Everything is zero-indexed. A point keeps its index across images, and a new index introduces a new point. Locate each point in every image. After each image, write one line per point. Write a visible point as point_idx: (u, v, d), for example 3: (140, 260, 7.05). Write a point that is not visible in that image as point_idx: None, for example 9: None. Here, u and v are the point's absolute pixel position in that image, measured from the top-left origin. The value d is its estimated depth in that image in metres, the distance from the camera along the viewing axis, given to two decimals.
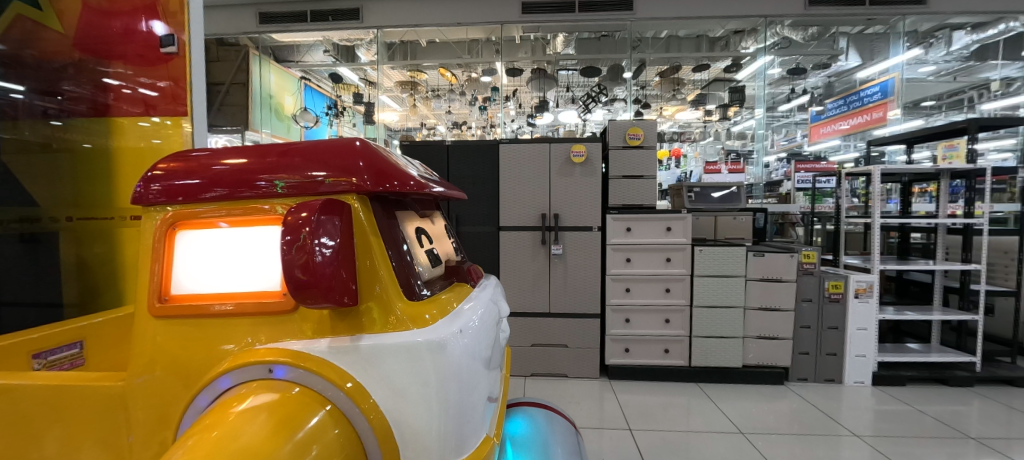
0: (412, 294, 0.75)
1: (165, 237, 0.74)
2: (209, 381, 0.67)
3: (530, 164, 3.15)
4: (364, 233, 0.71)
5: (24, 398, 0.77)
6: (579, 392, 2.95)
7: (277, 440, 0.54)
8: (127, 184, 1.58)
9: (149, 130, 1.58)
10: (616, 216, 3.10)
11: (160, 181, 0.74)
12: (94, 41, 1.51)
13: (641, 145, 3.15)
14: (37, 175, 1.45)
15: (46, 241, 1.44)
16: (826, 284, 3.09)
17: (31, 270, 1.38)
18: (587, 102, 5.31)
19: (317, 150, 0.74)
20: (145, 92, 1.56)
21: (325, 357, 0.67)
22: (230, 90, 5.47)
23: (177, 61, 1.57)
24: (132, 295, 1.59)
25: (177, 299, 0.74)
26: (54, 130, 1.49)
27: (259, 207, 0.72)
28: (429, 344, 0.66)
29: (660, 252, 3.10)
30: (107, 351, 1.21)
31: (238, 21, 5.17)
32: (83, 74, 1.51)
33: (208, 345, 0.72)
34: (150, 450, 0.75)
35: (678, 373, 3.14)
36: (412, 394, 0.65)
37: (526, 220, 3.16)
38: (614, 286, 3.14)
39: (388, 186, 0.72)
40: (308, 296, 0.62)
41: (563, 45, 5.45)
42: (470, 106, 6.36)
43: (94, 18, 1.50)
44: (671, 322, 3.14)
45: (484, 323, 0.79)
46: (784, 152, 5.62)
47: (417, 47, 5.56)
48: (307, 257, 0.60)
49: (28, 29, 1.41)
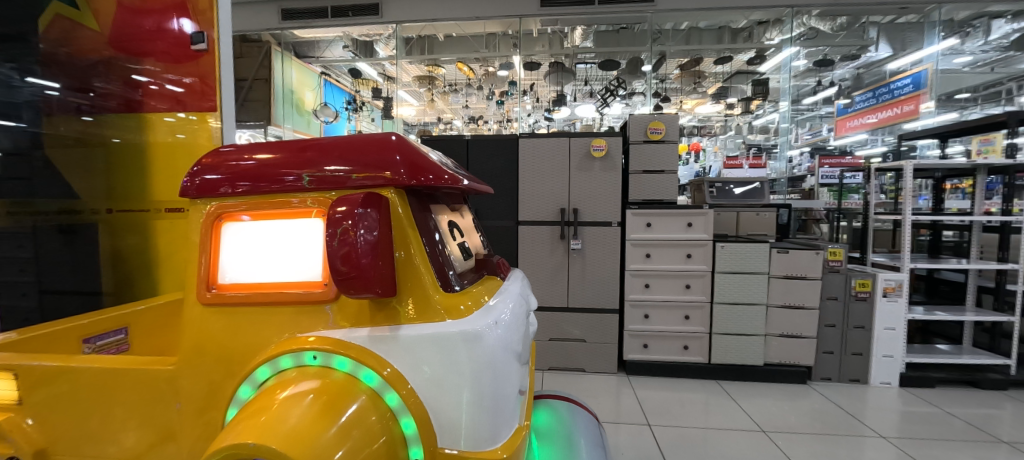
0: (448, 285, 0.76)
1: (210, 229, 0.77)
2: (254, 367, 0.70)
3: (550, 158, 3.14)
4: (401, 225, 0.72)
5: (80, 379, 0.82)
6: (596, 386, 2.96)
7: (321, 425, 0.58)
8: (157, 178, 1.75)
9: (174, 124, 1.71)
10: (635, 211, 3.09)
11: (204, 173, 0.78)
12: (126, 38, 1.68)
13: (662, 139, 3.09)
14: (75, 168, 1.70)
15: (82, 232, 1.69)
16: (852, 282, 3.00)
17: (66, 254, 1.64)
18: (605, 95, 5.24)
19: (354, 144, 0.76)
20: (172, 88, 1.69)
21: (365, 345, 0.69)
22: (254, 86, 5.23)
23: (207, 58, 1.64)
24: (165, 282, 1.78)
25: (222, 288, 0.76)
26: (85, 125, 1.72)
27: (288, 201, 0.74)
28: (465, 334, 0.68)
29: (680, 248, 3.06)
30: (150, 336, 1.28)
31: (261, 17, 5.26)
32: (112, 71, 1.70)
33: (252, 331, 0.74)
34: (196, 431, 0.77)
35: (697, 370, 3.11)
36: (448, 382, 0.68)
37: (544, 214, 3.16)
38: (633, 281, 3.13)
39: (423, 179, 0.74)
40: (350, 287, 0.65)
41: (581, 38, 5.45)
42: (487, 100, 6.51)
43: (127, 17, 1.66)
44: (690, 319, 3.11)
45: (515, 317, 0.80)
46: (807, 146, 5.84)
47: (434, 41, 5.66)
48: (348, 248, 0.63)
49: (66, 26, 1.66)
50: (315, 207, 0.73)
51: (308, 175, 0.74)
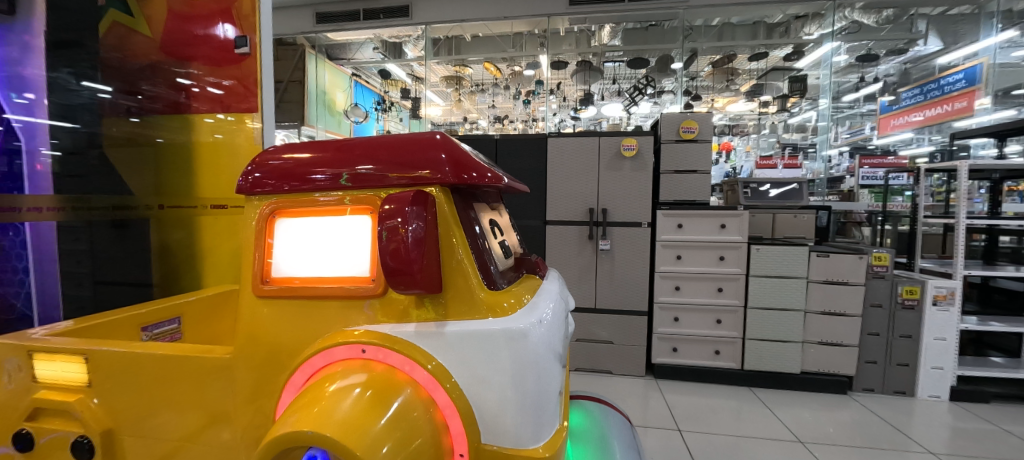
0: (492, 282, 0.77)
1: (266, 225, 0.80)
2: (305, 359, 0.73)
3: (579, 157, 3.11)
4: (447, 222, 0.73)
5: (140, 365, 0.86)
6: (623, 389, 2.92)
7: (370, 419, 0.59)
8: (201, 176, 1.96)
9: (214, 125, 1.92)
10: (666, 212, 3.03)
11: (256, 171, 0.81)
12: (172, 43, 1.85)
13: (695, 138, 3.01)
14: (127, 167, 1.79)
15: (135, 226, 1.81)
16: (898, 289, 2.84)
17: (119, 247, 1.74)
18: (633, 93, 5.15)
19: (400, 143, 0.77)
20: (214, 90, 1.89)
21: (411, 341, 0.70)
22: (289, 87, 5.50)
23: (248, 61, 1.84)
24: (206, 272, 2.00)
25: (275, 282, 0.79)
26: (133, 126, 1.83)
27: (311, 200, 0.78)
28: (510, 332, 0.68)
29: (712, 250, 2.98)
30: (201, 326, 1.35)
31: (296, 21, 5.44)
32: (158, 75, 1.85)
33: (303, 323, 0.77)
34: (248, 417, 0.81)
35: (728, 376, 3.02)
36: (492, 380, 0.68)
37: (573, 214, 3.14)
38: (662, 284, 3.07)
39: (467, 177, 0.75)
40: (399, 283, 0.66)
41: (609, 37, 5.38)
42: (514, 100, 6.52)
43: (175, 22, 1.83)
44: (722, 323, 3.02)
45: (556, 316, 0.79)
46: (847, 145, 5.58)
47: (462, 42, 5.74)
48: (397, 243, 0.64)
49: (122, 33, 1.78)
50: (350, 206, 0.76)
51: (351, 173, 0.76)
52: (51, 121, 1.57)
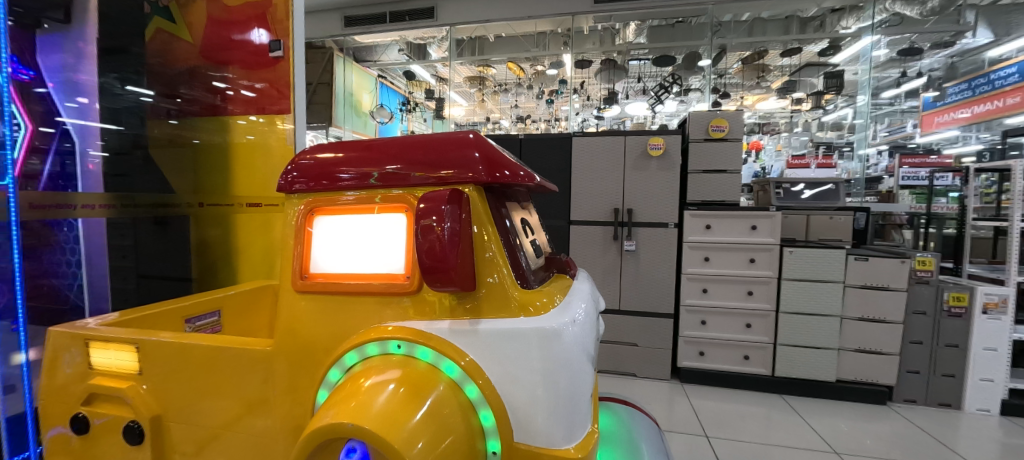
0: (525, 281, 0.77)
1: (304, 223, 0.83)
2: (343, 353, 0.75)
3: (605, 157, 3.08)
4: (481, 220, 0.74)
5: (187, 355, 0.91)
6: (648, 392, 2.87)
7: (406, 413, 0.61)
8: (237, 175, 2.07)
9: (245, 126, 2.03)
10: (694, 212, 2.96)
11: (293, 170, 0.84)
12: (211, 48, 1.97)
13: (725, 137, 2.94)
14: (169, 167, 1.91)
15: (173, 223, 1.87)
16: (944, 296, 2.68)
17: (162, 243, 1.83)
18: (659, 92, 5.05)
19: (434, 142, 0.78)
20: (247, 93, 2.00)
21: (446, 338, 0.71)
22: (318, 90, 5.62)
23: (282, 64, 1.93)
24: (240, 267, 2.10)
25: (313, 277, 0.82)
26: (173, 128, 1.95)
27: (338, 198, 0.81)
28: (544, 331, 0.68)
29: (743, 252, 2.89)
30: (239, 319, 1.40)
31: (325, 25, 5.58)
32: (196, 78, 1.99)
33: (340, 318, 0.79)
34: (287, 407, 0.84)
35: (758, 382, 2.93)
36: (525, 378, 0.68)
37: (597, 214, 3.11)
38: (690, 286, 3.00)
39: (499, 175, 0.75)
40: (436, 280, 0.67)
41: (634, 34, 5.29)
42: (537, 100, 6.50)
43: (214, 28, 1.95)
44: (752, 327, 2.93)
45: (589, 316, 0.79)
46: (887, 143, 5.32)
47: (485, 42, 5.70)
48: (432, 242, 0.65)
49: (166, 39, 1.91)
50: (381, 204, 0.78)
51: (381, 172, 0.78)
52: (101, 124, 1.66)
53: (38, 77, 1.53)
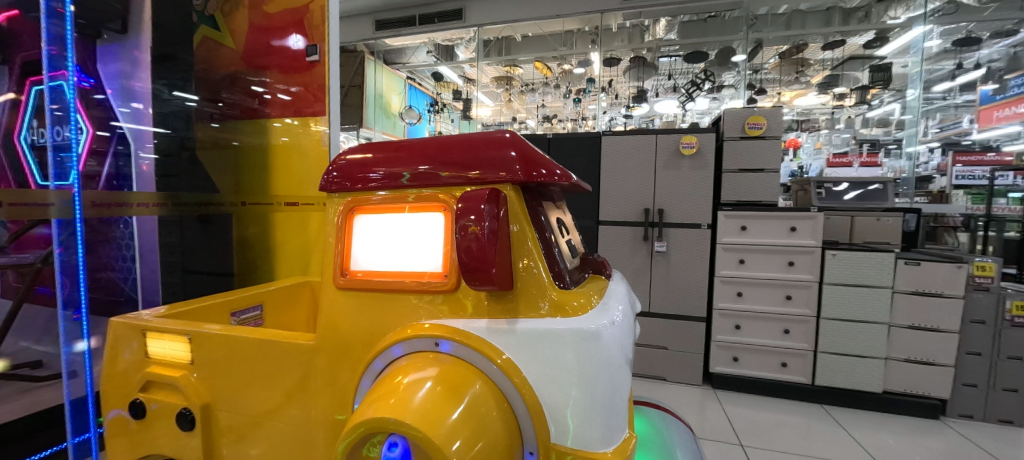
0: (561, 281, 0.77)
1: (345, 222, 0.85)
2: (382, 350, 0.76)
3: (635, 156, 3.03)
4: (519, 219, 0.74)
5: (234, 347, 0.95)
6: (678, 397, 2.80)
7: (444, 410, 0.61)
8: (275, 175, 2.14)
9: (282, 128, 2.10)
10: (728, 213, 2.85)
11: (334, 170, 0.86)
12: (252, 54, 2.05)
13: (762, 135, 2.83)
14: (214, 168, 2.01)
15: (216, 222, 1.95)
16: (1006, 305, 2.49)
17: (206, 240, 1.92)
18: (691, 89, 4.90)
19: (471, 141, 0.78)
20: (283, 97, 2.08)
21: (483, 336, 0.72)
22: (350, 92, 5.77)
23: (318, 68, 1.99)
24: (277, 264, 2.16)
25: (353, 274, 0.84)
26: (215, 131, 2.03)
27: (371, 198, 0.83)
28: (584, 331, 0.67)
29: (781, 255, 2.78)
30: (280, 313, 1.46)
31: (357, 29, 5.67)
32: (237, 84, 2.08)
33: (378, 313, 0.81)
34: (327, 400, 0.86)
35: (796, 390, 2.81)
36: (562, 379, 0.68)
37: (627, 214, 3.06)
38: (723, 289, 2.90)
39: (536, 174, 0.75)
40: (474, 279, 0.68)
41: (665, 30, 5.18)
42: (564, 99, 6.46)
43: (256, 34, 2.03)
44: (790, 334, 2.81)
45: (626, 318, 0.77)
46: (938, 140, 5.00)
47: (512, 42, 5.82)
48: (471, 241, 0.66)
49: (210, 47, 2.04)
50: (415, 204, 0.79)
51: (413, 172, 0.79)
52: (154, 127, 1.81)
53: (99, 84, 1.76)
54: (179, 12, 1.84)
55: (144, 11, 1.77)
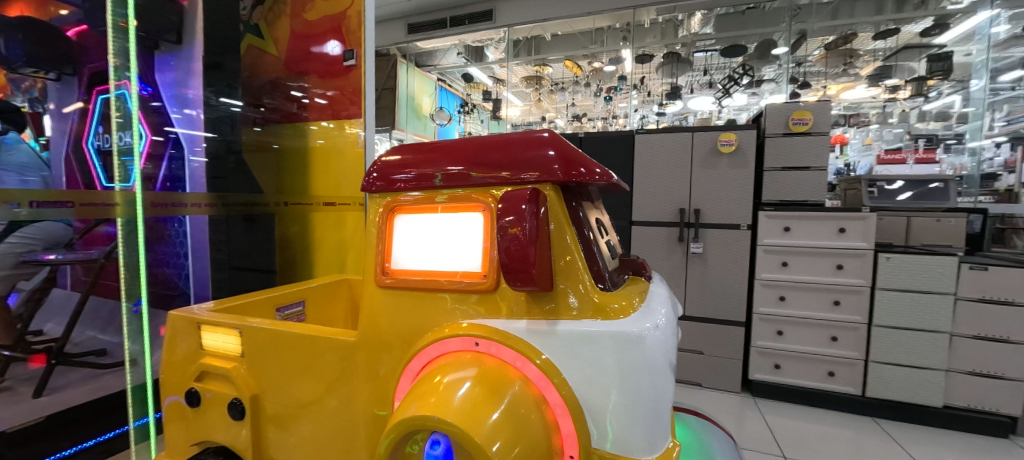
0: (601, 281, 0.75)
1: (386, 221, 0.87)
2: (422, 348, 0.78)
3: (670, 154, 2.94)
4: (559, 219, 0.73)
5: (281, 341, 0.98)
6: (715, 404, 2.70)
7: (485, 410, 0.61)
8: (314, 176, 2.20)
9: (318, 131, 2.17)
10: (769, 214, 2.74)
11: (375, 171, 0.88)
12: (295, 61, 2.17)
13: (808, 131, 2.69)
14: (259, 169, 2.14)
15: (258, 220, 2.05)
16: None
17: (251, 239, 2.01)
18: (728, 84, 4.72)
19: (510, 141, 0.78)
20: (319, 100, 2.15)
21: (523, 337, 0.71)
22: (381, 95, 6.04)
23: (354, 73, 2.04)
24: (314, 263, 2.22)
25: (394, 273, 0.86)
26: (257, 134, 2.14)
27: (405, 198, 0.85)
28: (628, 335, 0.66)
29: (828, 258, 2.63)
30: (321, 309, 1.51)
31: (389, 33, 5.78)
32: (278, 90, 2.20)
33: (418, 312, 0.82)
34: (368, 395, 0.88)
35: (844, 401, 2.65)
36: (604, 382, 0.67)
37: (661, 215, 2.98)
38: (764, 293, 2.79)
39: (575, 173, 0.74)
40: (515, 279, 0.67)
41: (700, 24, 5.01)
42: (595, 97, 6.37)
43: (297, 42, 2.14)
44: (837, 341, 2.66)
45: (670, 321, 0.75)
46: None
47: (542, 41, 5.73)
48: (511, 241, 0.66)
49: (255, 54, 2.20)
50: (449, 204, 0.80)
51: (443, 173, 0.80)
52: (204, 132, 1.90)
53: (156, 93, 1.93)
54: (228, 23, 1.95)
55: (197, 23, 1.88)
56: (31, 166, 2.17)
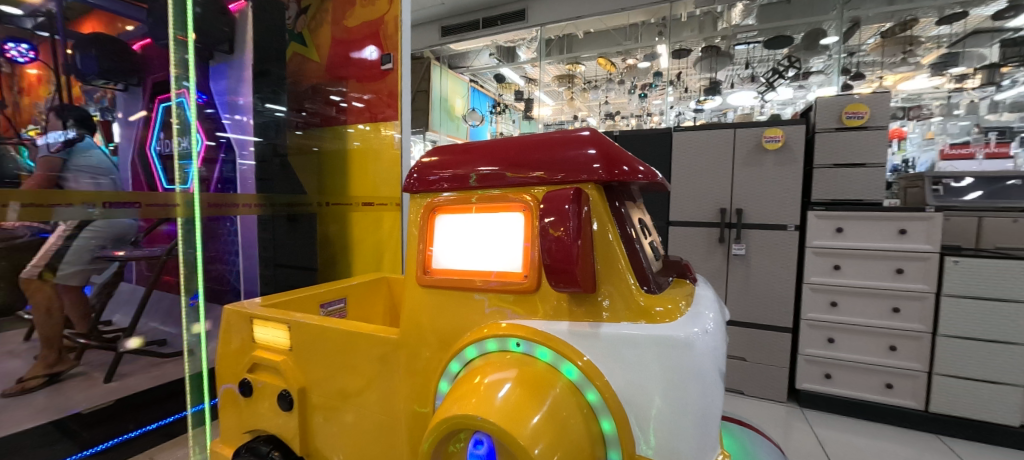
0: (646, 283, 0.74)
1: (427, 221, 0.88)
2: (463, 347, 0.78)
3: (710, 152, 2.83)
4: (601, 219, 0.72)
5: (327, 337, 1.02)
6: (760, 414, 2.58)
7: (527, 412, 0.61)
8: (352, 178, 2.29)
9: (356, 134, 2.27)
10: (819, 214, 2.59)
11: (415, 171, 0.90)
12: (337, 66, 2.27)
13: (864, 125, 2.52)
14: (302, 171, 2.20)
15: (302, 220, 2.12)
16: None
17: (295, 238, 2.10)
18: (772, 77, 4.49)
19: (550, 140, 0.77)
20: (357, 104, 2.24)
21: (566, 339, 0.70)
22: (416, 97, 6.13)
23: (391, 76, 2.11)
24: (354, 260, 2.33)
25: (434, 273, 0.87)
26: (298, 138, 2.19)
27: (441, 199, 0.87)
28: (676, 339, 0.64)
29: (886, 261, 2.46)
30: (361, 306, 1.56)
31: (424, 37, 5.90)
32: (319, 95, 2.29)
33: (459, 311, 0.83)
34: (408, 391, 0.90)
35: (904, 416, 2.46)
36: (650, 388, 0.65)
37: (701, 215, 2.88)
38: (813, 298, 2.64)
39: (618, 172, 0.72)
40: (559, 280, 0.66)
41: (741, 16, 4.79)
42: (629, 95, 6.24)
43: (338, 47, 2.25)
44: (896, 350, 2.47)
45: (719, 326, 0.72)
46: None
47: (574, 39, 5.67)
48: (553, 242, 0.65)
49: (299, 61, 2.30)
50: (486, 204, 0.81)
51: (478, 174, 0.81)
52: (253, 136, 1.98)
53: (210, 100, 2.07)
54: (275, 32, 2.05)
55: (248, 33, 1.98)
56: (104, 170, 2.34)
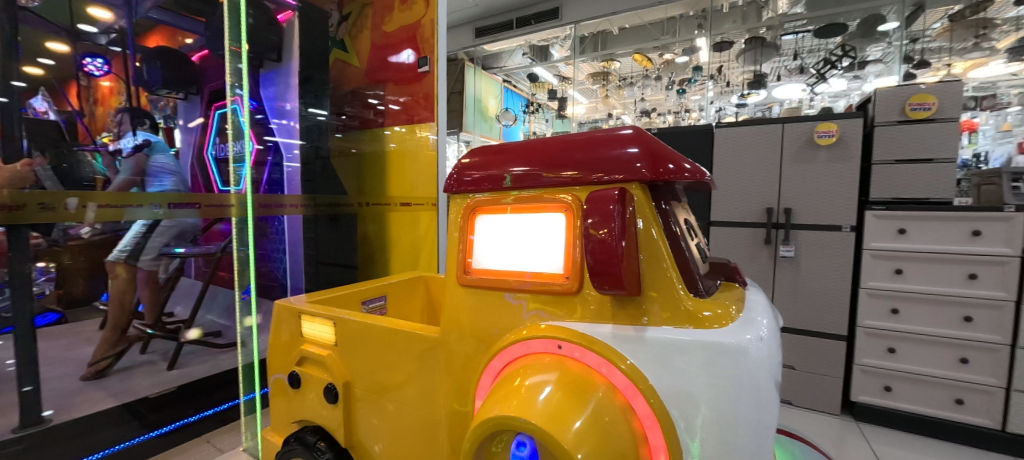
0: (694, 288, 0.71)
1: (467, 221, 0.89)
2: (504, 348, 0.78)
3: (756, 149, 2.70)
4: (646, 219, 0.70)
5: (370, 333, 1.05)
6: (810, 425, 2.43)
7: (569, 416, 0.60)
8: (390, 178, 2.35)
9: (392, 136, 2.32)
10: (879, 214, 2.40)
11: (453, 171, 0.91)
12: (376, 70, 2.34)
13: (931, 117, 2.32)
14: (343, 172, 2.28)
15: (343, 219, 2.19)
16: None
17: (337, 237, 2.18)
18: (822, 68, 4.22)
19: (591, 139, 0.76)
20: (392, 107, 2.31)
21: (609, 342, 0.69)
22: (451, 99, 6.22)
23: (427, 79, 2.17)
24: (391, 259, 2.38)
25: (474, 273, 0.87)
26: (339, 140, 2.26)
27: (471, 200, 0.88)
28: (728, 345, 0.61)
29: (956, 266, 2.25)
30: (400, 303, 1.60)
31: (458, 39, 5.99)
32: (358, 99, 2.36)
33: (499, 311, 0.83)
34: (448, 389, 0.91)
35: (977, 435, 2.24)
36: (699, 396, 0.62)
37: (745, 214, 2.75)
38: (871, 304, 2.46)
39: (663, 171, 0.70)
40: (603, 283, 0.65)
41: (789, 4, 4.53)
42: (666, 91, 5.75)
43: (376, 51, 2.32)
44: (968, 363, 2.26)
45: (774, 333, 0.69)
46: None
47: (609, 36, 5.60)
48: (596, 243, 0.64)
49: (340, 66, 2.38)
50: (521, 204, 0.81)
51: (514, 175, 0.81)
52: (298, 140, 2.07)
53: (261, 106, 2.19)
54: (320, 40, 2.13)
55: (295, 42, 2.08)
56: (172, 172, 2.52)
